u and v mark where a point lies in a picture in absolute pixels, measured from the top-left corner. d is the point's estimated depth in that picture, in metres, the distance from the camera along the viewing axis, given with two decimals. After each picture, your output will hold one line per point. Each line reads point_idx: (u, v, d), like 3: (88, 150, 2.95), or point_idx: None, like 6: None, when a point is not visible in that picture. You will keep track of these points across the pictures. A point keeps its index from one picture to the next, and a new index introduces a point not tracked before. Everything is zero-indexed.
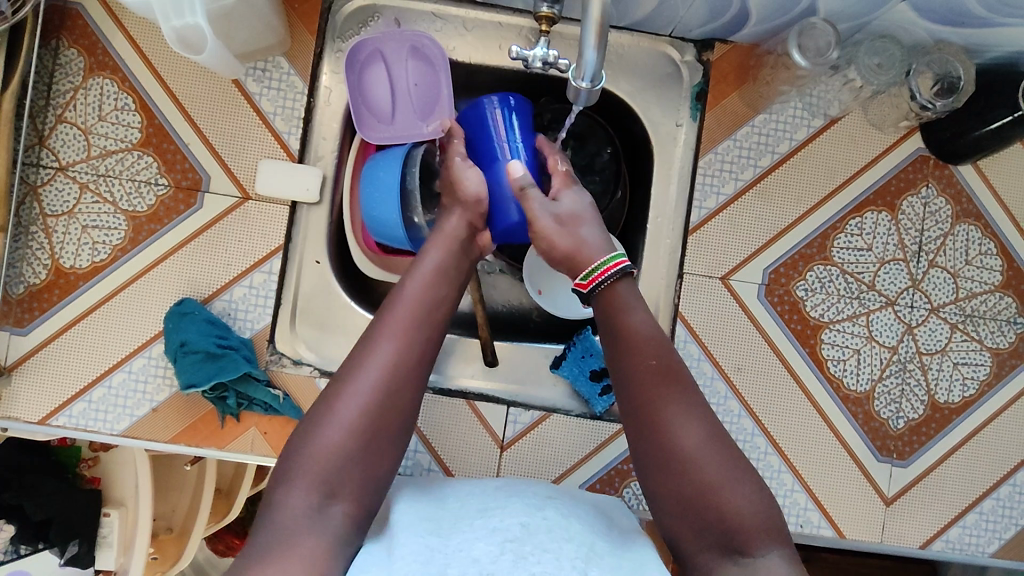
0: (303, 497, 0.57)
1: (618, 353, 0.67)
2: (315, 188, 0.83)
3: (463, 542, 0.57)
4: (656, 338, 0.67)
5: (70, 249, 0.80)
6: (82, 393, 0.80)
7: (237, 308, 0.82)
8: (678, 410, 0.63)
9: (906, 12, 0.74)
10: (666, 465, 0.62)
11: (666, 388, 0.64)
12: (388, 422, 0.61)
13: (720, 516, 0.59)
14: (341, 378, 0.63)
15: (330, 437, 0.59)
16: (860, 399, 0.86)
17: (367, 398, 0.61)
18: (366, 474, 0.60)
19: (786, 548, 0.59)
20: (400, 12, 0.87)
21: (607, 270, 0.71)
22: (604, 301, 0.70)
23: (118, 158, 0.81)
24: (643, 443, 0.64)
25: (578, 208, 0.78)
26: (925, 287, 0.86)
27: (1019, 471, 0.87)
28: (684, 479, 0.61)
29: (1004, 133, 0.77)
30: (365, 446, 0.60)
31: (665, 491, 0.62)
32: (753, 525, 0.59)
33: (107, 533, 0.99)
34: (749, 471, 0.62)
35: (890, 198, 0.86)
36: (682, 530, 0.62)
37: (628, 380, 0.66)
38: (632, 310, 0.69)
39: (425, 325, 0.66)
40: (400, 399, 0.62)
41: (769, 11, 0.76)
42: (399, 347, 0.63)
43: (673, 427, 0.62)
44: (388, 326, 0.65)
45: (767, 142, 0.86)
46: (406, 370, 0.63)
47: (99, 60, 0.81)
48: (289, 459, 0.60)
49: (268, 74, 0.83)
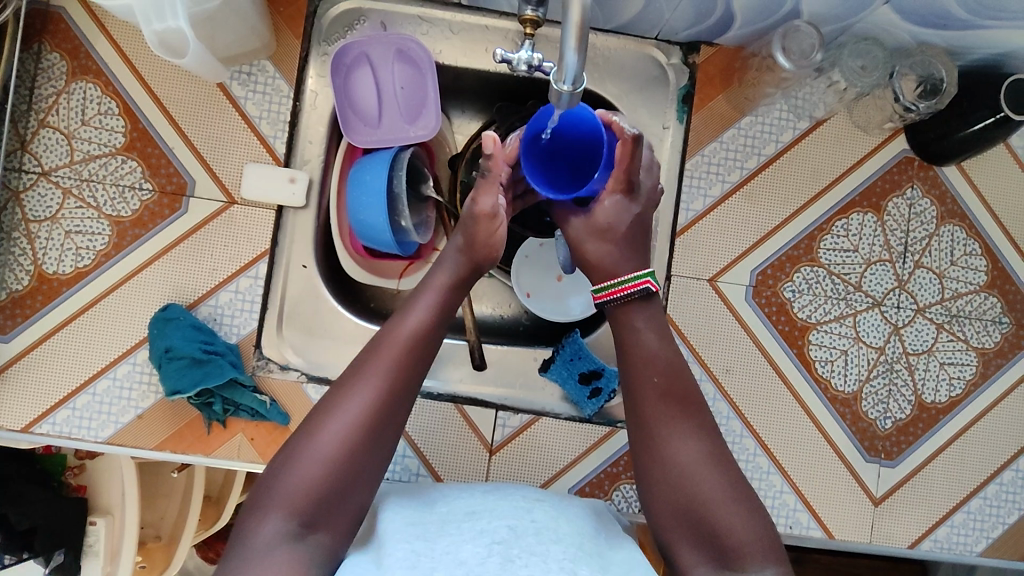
0: (280, 526, 0.56)
1: (627, 364, 0.69)
2: (301, 192, 0.83)
3: (450, 545, 0.57)
4: (663, 349, 0.68)
5: (53, 255, 0.80)
6: (66, 401, 0.79)
7: (223, 313, 0.82)
8: (679, 421, 0.65)
9: (889, 14, 0.74)
10: (662, 475, 0.63)
11: (668, 398, 0.66)
12: (368, 459, 0.60)
13: (713, 529, 0.60)
14: (323, 408, 0.61)
15: (309, 469, 0.58)
16: (849, 399, 0.86)
17: (348, 433, 0.59)
18: (342, 508, 0.59)
19: (781, 568, 0.58)
20: (386, 15, 0.86)
21: (632, 285, 0.70)
22: (619, 312, 0.71)
23: (102, 163, 0.81)
24: (641, 453, 0.65)
25: (612, 222, 0.74)
26: (911, 287, 0.87)
27: (1006, 469, 0.87)
28: (679, 489, 0.62)
29: (988, 134, 0.79)
30: (344, 481, 0.59)
31: (661, 502, 0.63)
32: (747, 540, 0.59)
33: (94, 542, 0.96)
34: (746, 489, 0.62)
35: (875, 199, 0.87)
36: (675, 542, 0.62)
37: (632, 391, 0.67)
38: (644, 323, 0.70)
39: (416, 360, 0.64)
40: (382, 436, 0.61)
41: (753, 14, 0.77)
42: (386, 380, 0.62)
43: (673, 437, 0.64)
44: (377, 360, 0.63)
45: (753, 144, 0.86)
46: (392, 407, 0.62)
47: (81, 64, 0.81)
48: (267, 485, 0.59)
49: (253, 77, 0.83)
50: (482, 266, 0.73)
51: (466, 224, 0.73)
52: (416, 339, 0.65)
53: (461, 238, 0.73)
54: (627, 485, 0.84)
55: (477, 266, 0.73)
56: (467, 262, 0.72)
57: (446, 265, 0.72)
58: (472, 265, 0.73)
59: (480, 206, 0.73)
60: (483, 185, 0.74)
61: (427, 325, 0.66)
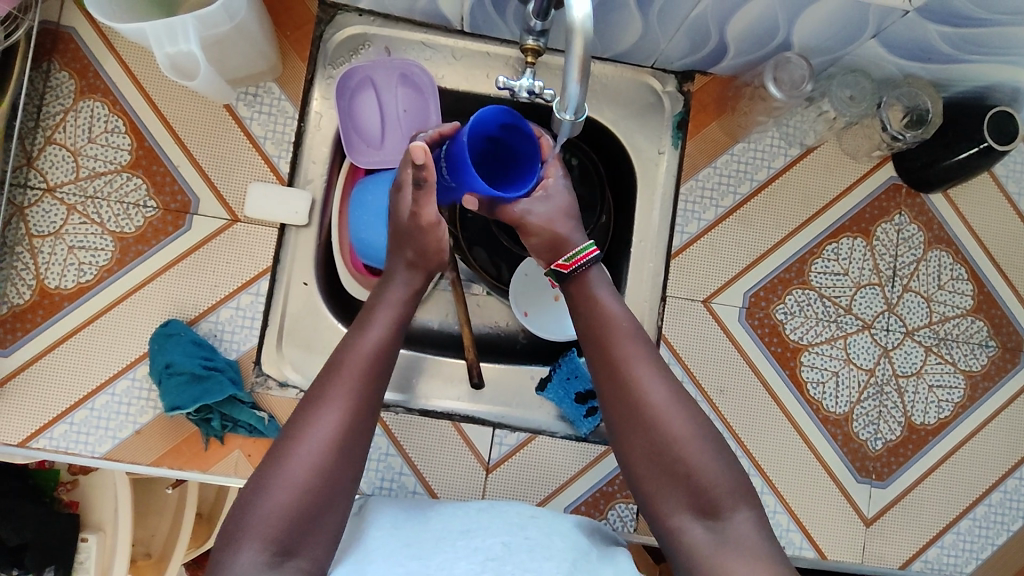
0: (256, 554, 0.56)
1: (591, 324, 0.69)
2: (304, 211, 0.84)
3: (445, 561, 0.59)
4: (622, 310, 0.69)
5: (56, 270, 0.80)
6: (64, 415, 0.79)
7: (223, 329, 0.82)
8: (648, 374, 0.65)
9: (876, 48, 0.77)
10: (637, 428, 0.64)
11: (638, 354, 0.67)
12: (342, 477, 0.61)
13: (691, 479, 0.62)
14: (290, 433, 0.62)
15: (282, 497, 0.58)
16: (840, 420, 0.87)
17: (320, 455, 0.60)
18: (319, 525, 0.59)
19: (754, 513, 0.61)
20: (390, 41, 0.89)
21: (581, 258, 0.72)
22: (575, 288, 0.72)
23: (106, 180, 0.82)
24: (616, 411, 0.65)
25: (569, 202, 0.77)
26: (900, 311, 0.89)
27: (995, 491, 0.89)
28: (654, 441, 0.63)
29: (972, 164, 0.82)
30: (319, 504, 0.59)
31: (637, 456, 0.64)
32: (720, 487, 0.61)
33: (85, 559, 0.91)
34: (718, 440, 0.64)
35: (865, 225, 0.89)
36: (651, 495, 0.63)
37: (608, 354, 0.67)
38: (604, 289, 0.71)
39: (377, 373, 0.65)
40: (352, 457, 0.62)
41: (746, 44, 0.80)
42: (350, 401, 0.63)
43: (647, 389, 0.65)
44: (337, 380, 0.64)
45: (746, 169, 0.89)
46: (359, 423, 0.63)
47: (90, 83, 0.82)
48: (239, 515, 0.59)
49: (259, 99, 0.84)
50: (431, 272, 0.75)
51: (417, 240, 0.73)
52: (377, 355, 0.66)
53: (409, 251, 0.73)
54: (622, 504, 0.85)
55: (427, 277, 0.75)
56: (420, 275, 0.74)
57: (401, 280, 0.72)
58: (423, 275, 0.74)
59: (423, 217, 0.72)
60: (422, 196, 0.71)
61: (385, 339, 0.67)
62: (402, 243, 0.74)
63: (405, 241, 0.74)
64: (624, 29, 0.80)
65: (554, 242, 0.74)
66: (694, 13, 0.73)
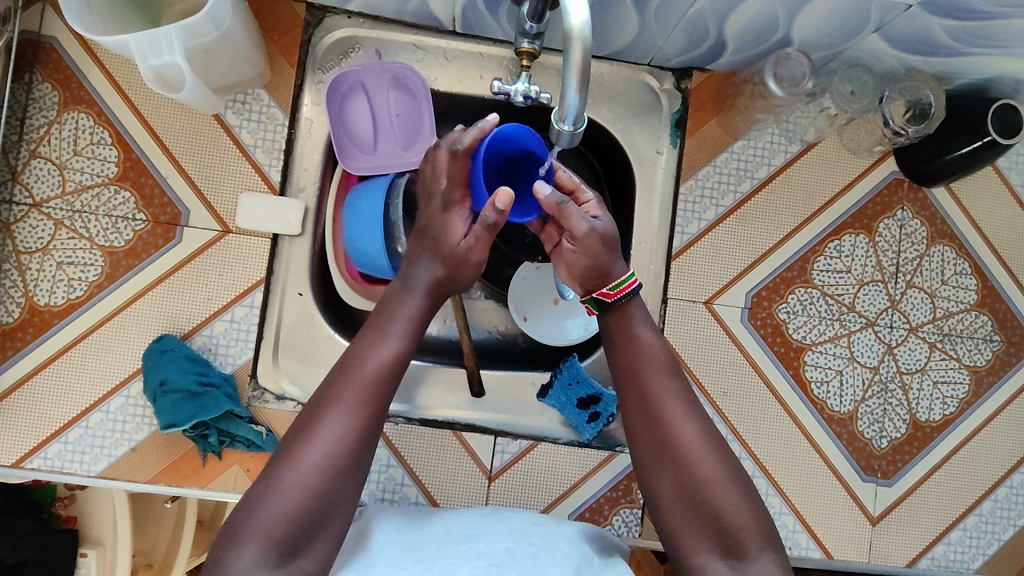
0: (258, 556, 0.55)
1: (625, 357, 0.69)
2: (297, 220, 0.82)
3: (448, 566, 0.57)
4: (657, 344, 0.69)
5: (45, 286, 0.79)
6: (59, 434, 0.78)
7: (217, 343, 0.81)
8: (680, 409, 0.65)
9: (878, 42, 0.75)
10: (666, 463, 0.64)
11: (670, 386, 0.67)
12: (351, 483, 0.60)
13: (717, 517, 0.61)
14: (299, 436, 0.61)
15: (289, 500, 0.57)
16: (845, 419, 0.86)
17: (330, 459, 0.59)
18: (324, 531, 0.58)
19: (778, 555, 0.60)
20: (382, 42, 0.86)
21: (623, 289, 0.70)
22: (614, 319, 0.71)
23: (94, 194, 0.80)
24: (645, 437, 0.65)
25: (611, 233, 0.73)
26: (903, 307, 0.88)
27: (1001, 485, 0.88)
28: (682, 477, 0.63)
29: (975, 157, 0.80)
30: (323, 511, 0.58)
31: (665, 490, 0.63)
32: (746, 528, 0.60)
33: None
34: (745, 480, 0.63)
35: (867, 221, 0.88)
36: (675, 527, 0.63)
37: (641, 384, 0.67)
38: (641, 320, 0.71)
39: (388, 388, 0.64)
40: (361, 464, 0.61)
41: (744, 42, 0.78)
42: (362, 409, 0.62)
43: (678, 426, 0.64)
44: (348, 386, 0.62)
45: (746, 168, 0.87)
46: (370, 432, 0.62)
47: (73, 94, 0.80)
48: (244, 514, 0.57)
49: (247, 106, 0.82)
50: (456, 274, 0.72)
51: (452, 257, 0.71)
52: (387, 368, 0.64)
53: (439, 266, 0.71)
54: (627, 509, 0.84)
55: (450, 287, 0.72)
56: (442, 281, 0.71)
57: (421, 284, 0.70)
58: (449, 282, 0.71)
59: (471, 254, 0.71)
60: (485, 235, 0.70)
61: (402, 354, 0.66)
62: (430, 254, 0.72)
63: (431, 251, 0.72)
64: (621, 28, 0.78)
65: (596, 265, 0.71)
66: (692, 10, 0.71)
